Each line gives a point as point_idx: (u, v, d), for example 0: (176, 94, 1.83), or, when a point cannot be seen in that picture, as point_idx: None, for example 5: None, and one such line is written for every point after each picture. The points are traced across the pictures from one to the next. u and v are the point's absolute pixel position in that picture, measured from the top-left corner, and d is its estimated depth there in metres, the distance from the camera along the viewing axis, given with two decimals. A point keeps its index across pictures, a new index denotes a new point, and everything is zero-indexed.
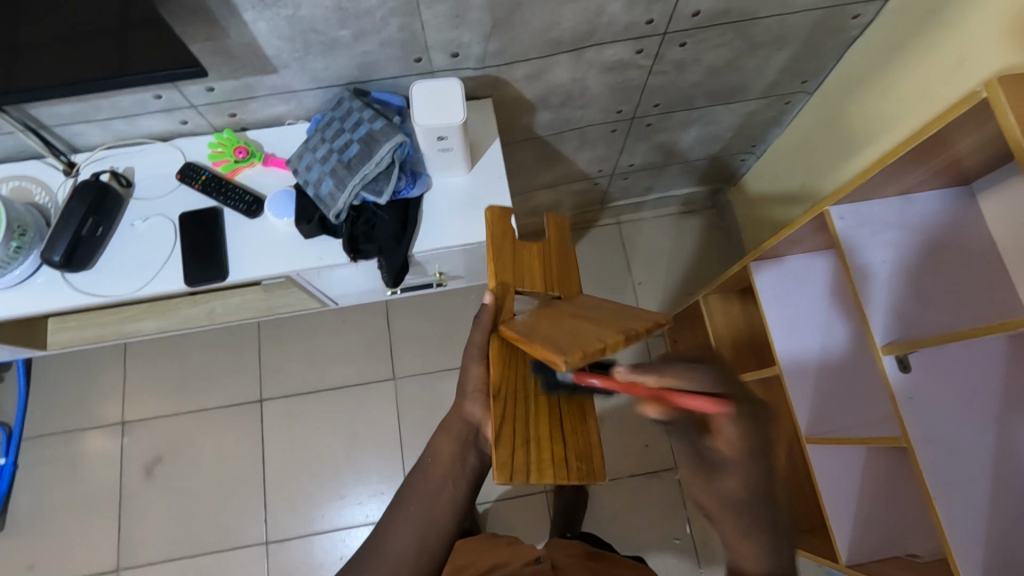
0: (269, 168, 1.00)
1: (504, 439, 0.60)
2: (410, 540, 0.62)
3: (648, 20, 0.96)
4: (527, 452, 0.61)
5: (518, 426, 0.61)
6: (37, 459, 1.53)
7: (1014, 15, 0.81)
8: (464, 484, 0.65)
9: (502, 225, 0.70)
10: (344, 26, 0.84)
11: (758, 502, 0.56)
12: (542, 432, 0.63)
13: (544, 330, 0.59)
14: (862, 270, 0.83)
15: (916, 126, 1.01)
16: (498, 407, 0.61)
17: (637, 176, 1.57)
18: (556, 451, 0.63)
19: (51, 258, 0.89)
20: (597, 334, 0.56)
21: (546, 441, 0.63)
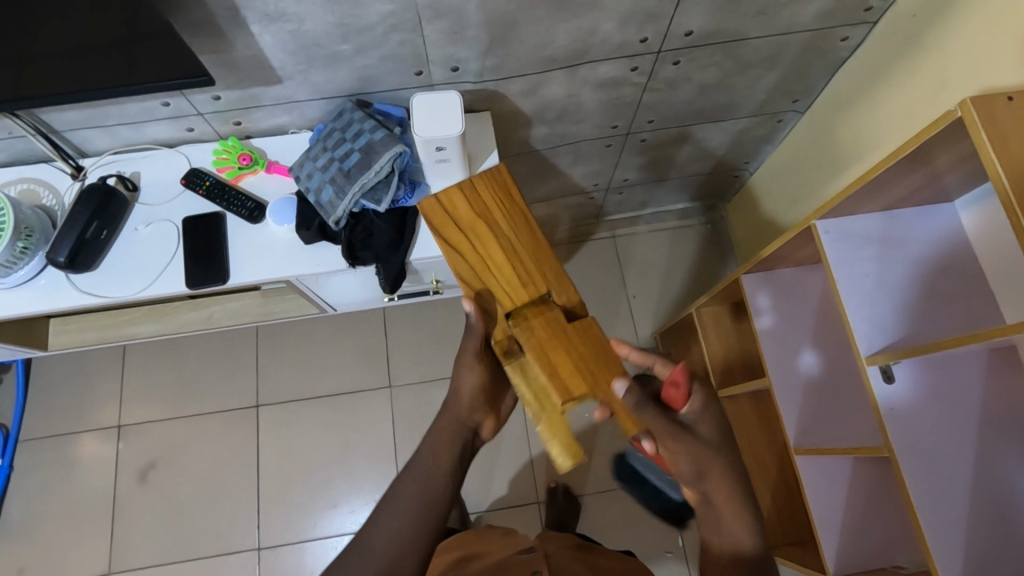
0: (271, 175, 1.03)
1: (453, 221, 0.71)
2: (396, 524, 0.67)
3: (641, 39, 0.99)
4: (447, 230, 0.71)
5: (456, 229, 0.71)
6: (32, 461, 1.53)
7: (989, 46, 0.85)
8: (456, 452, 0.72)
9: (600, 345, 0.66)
10: (347, 40, 0.87)
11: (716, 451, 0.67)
12: (470, 223, 0.71)
13: (476, 225, 0.71)
14: (846, 281, 0.82)
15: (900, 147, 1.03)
16: (480, 217, 0.71)
17: (632, 191, 1.60)
18: (463, 239, 0.70)
19: (57, 259, 0.91)
20: (472, 243, 0.70)
21: (460, 230, 0.71)
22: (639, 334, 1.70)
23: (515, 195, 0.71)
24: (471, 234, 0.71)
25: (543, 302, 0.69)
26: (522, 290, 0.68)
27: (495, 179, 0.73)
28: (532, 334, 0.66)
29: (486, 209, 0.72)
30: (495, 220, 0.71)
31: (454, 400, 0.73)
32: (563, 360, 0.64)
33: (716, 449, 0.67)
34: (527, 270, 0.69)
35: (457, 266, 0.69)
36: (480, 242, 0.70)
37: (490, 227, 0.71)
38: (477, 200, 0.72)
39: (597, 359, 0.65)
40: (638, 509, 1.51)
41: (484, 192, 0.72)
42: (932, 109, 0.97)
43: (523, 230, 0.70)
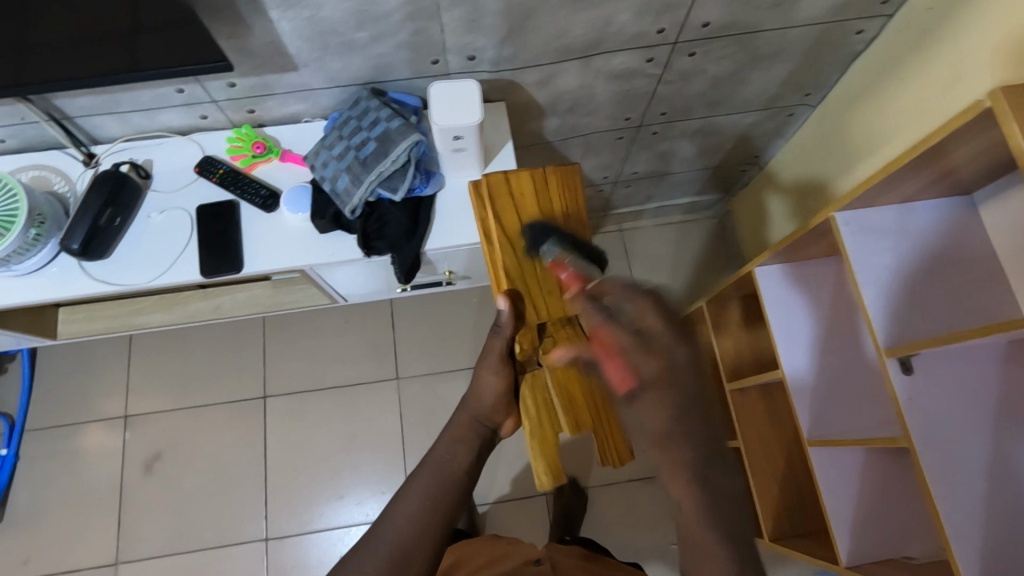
0: (285, 164, 1.02)
1: (511, 215, 0.76)
2: (409, 518, 0.67)
3: (658, 30, 0.99)
4: (505, 222, 0.76)
5: (512, 225, 0.76)
6: (37, 451, 1.52)
7: (998, 43, 0.86)
8: (470, 451, 0.73)
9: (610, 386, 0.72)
10: (364, 27, 0.86)
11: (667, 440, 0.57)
12: (530, 222, 0.76)
13: (531, 229, 0.76)
14: (865, 275, 0.82)
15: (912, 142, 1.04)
16: (538, 224, 0.76)
17: (641, 184, 1.59)
18: (516, 239, 0.75)
19: (70, 246, 0.90)
20: (521, 251, 0.75)
21: (515, 225, 0.76)
22: None
23: (577, 218, 0.77)
24: (522, 237, 0.75)
25: (570, 324, 0.74)
26: (557, 305, 0.73)
27: (564, 181, 0.78)
28: (557, 360, 0.71)
29: (550, 211, 0.77)
30: (552, 233, 0.76)
31: (473, 398, 0.75)
32: (575, 387, 0.70)
33: (664, 435, 0.57)
34: (567, 291, 0.74)
35: (507, 258, 0.74)
36: (530, 245, 0.75)
37: (541, 235, 0.76)
38: (545, 198, 0.77)
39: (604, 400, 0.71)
40: (644, 501, 1.52)
41: (551, 192, 0.78)
42: (946, 104, 0.96)
43: None
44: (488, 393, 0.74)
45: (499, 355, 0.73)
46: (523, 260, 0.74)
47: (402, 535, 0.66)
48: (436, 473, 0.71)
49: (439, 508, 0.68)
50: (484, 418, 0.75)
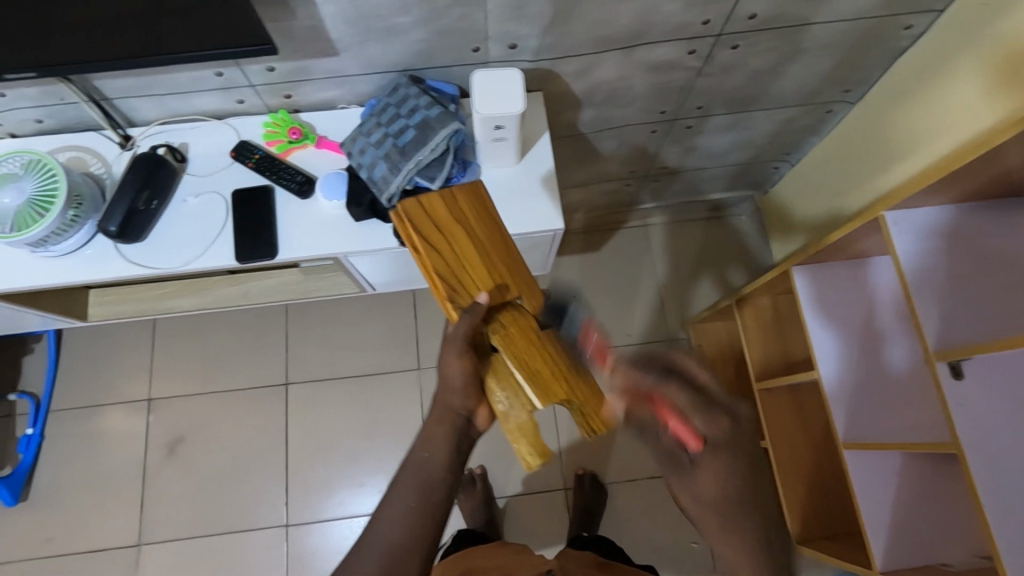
0: (320, 150, 1.01)
1: (433, 229, 0.73)
2: (397, 524, 0.63)
3: (703, 21, 0.97)
4: (430, 236, 0.73)
5: (440, 238, 0.73)
6: (62, 432, 1.53)
7: (993, 82, 0.94)
8: (450, 444, 0.67)
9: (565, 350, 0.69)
10: (408, 12, 0.84)
11: (727, 505, 0.61)
12: (455, 232, 0.73)
13: (458, 233, 0.74)
14: (916, 276, 0.79)
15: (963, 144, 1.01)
16: (463, 226, 0.74)
17: (669, 179, 1.57)
18: (448, 244, 0.73)
19: (107, 229, 0.90)
20: (456, 250, 0.73)
21: (440, 237, 0.73)
22: (669, 324, 1.69)
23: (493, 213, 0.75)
24: (457, 241, 0.73)
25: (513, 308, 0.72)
26: (495, 294, 0.72)
27: (475, 196, 0.76)
28: (510, 342, 0.68)
29: (466, 218, 0.75)
30: (474, 230, 0.74)
31: (444, 389, 0.68)
32: (535, 361, 0.67)
33: (716, 503, 0.61)
34: (499, 275, 0.73)
35: (439, 267, 0.71)
36: (459, 246, 0.73)
37: (470, 239, 0.74)
38: (458, 207, 0.75)
39: (566, 362, 0.67)
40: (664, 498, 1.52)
41: (463, 205, 0.75)
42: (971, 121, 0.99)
43: (499, 244, 0.74)
44: (457, 381, 0.67)
45: (464, 340, 0.68)
46: (456, 258, 0.72)
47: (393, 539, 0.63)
48: (415, 471, 0.66)
49: (425, 512, 0.64)
50: (459, 407, 0.67)
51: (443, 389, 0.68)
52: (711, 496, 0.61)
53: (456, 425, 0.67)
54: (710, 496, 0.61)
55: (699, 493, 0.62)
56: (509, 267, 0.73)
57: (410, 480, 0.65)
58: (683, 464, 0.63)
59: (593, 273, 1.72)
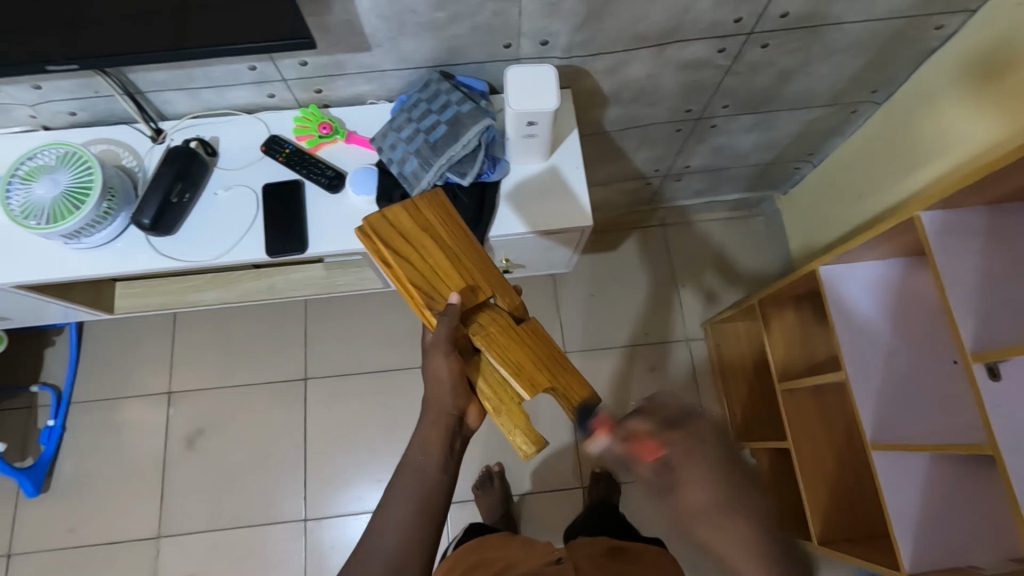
0: (350, 145, 1.01)
1: (398, 240, 0.72)
2: (396, 526, 0.65)
3: (735, 19, 0.96)
4: (397, 246, 0.72)
5: (408, 247, 0.71)
6: (84, 424, 1.54)
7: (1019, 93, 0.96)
8: (446, 446, 0.69)
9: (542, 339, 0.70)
10: (444, 7, 0.85)
11: (722, 516, 0.54)
12: (419, 237, 0.73)
13: (424, 240, 0.73)
14: (950, 276, 0.79)
15: (997, 145, 1.00)
16: (428, 232, 0.73)
17: (690, 178, 1.57)
18: (417, 251, 0.72)
19: (142, 221, 0.91)
20: (427, 259, 0.72)
21: (407, 246, 0.71)
22: (687, 323, 1.69)
23: (460, 216, 0.73)
24: (429, 247, 0.72)
25: (489, 308, 0.72)
26: (470, 295, 0.72)
27: (434, 200, 0.76)
28: (494, 342, 0.69)
29: (428, 224, 0.74)
30: (439, 234, 0.74)
31: (434, 391, 0.69)
32: (519, 356, 0.68)
33: (725, 514, 0.54)
34: (472, 274, 0.72)
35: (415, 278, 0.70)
36: (427, 252, 0.72)
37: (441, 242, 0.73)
38: (420, 214, 0.74)
39: (550, 357, 0.69)
40: None
41: (426, 212, 0.75)
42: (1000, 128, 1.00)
43: (466, 244, 0.73)
44: (447, 390, 0.69)
45: (448, 340, 0.68)
46: (424, 265, 0.72)
47: (392, 548, 0.64)
48: (413, 474, 0.68)
49: (424, 514, 0.66)
50: (449, 409, 0.69)
51: (434, 397, 0.69)
52: (713, 504, 0.55)
53: (450, 428, 0.70)
54: (713, 502, 0.55)
55: (693, 505, 0.55)
56: (477, 266, 0.72)
57: (409, 486, 0.67)
58: (664, 477, 0.57)
59: (612, 272, 1.72)
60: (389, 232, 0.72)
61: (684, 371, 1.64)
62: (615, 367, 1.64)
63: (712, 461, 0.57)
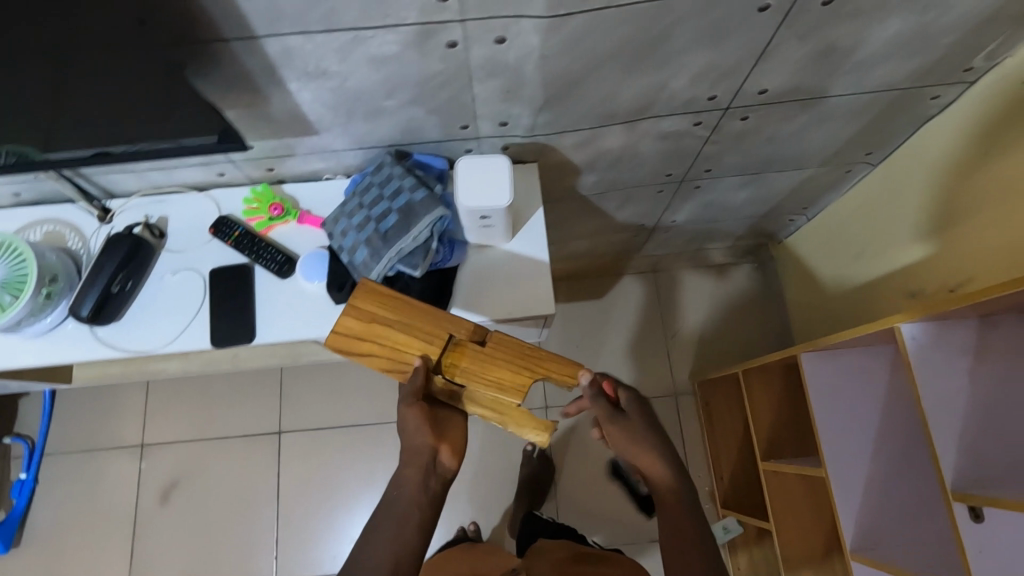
0: (303, 226, 0.96)
1: (354, 335, 0.75)
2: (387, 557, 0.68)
3: (711, 96, 0.89)
4: (358, 347, 0.74)
5: (363, 341, 0.74)
6: (57, 476, 1.52)
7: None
8: (424, 472, 0.72)
9: (513, 342, 0.75)
10: (391, 96, 0.79)
11: (643, 441, 0.74)
12: (371, 328, 0.74)
13: (375, 324, 0.75)
14: (934, 401, 0.72)
15: (1014, 222, 0.91)
16: (374, 315, 0.75)
17: (678, 230, 1.50)
18: (375, 341, 0.74)
19: (80, 313, 0.87)
20: (385, 334, 0.75)
21: (363, 339, 0.74)
22: (676, 377, 1.62)
23: (392, 289, 0.75)
24: (384, 328, 0.75)
25: (455, 345, 0.76)
26: (431, 345, 0.75)
27: (367, 288, 0.76)
28: (470, 370, 0.75)
29: (376, 313, 0.75)
30: (384, 317, 0.75)
31: (408, 438, 0.73)
32: (498, 370, 0.75)
33: (649, 433, 0.75)
34: (427, 329, 0.75)
35: (383, 362, 0.74)
36: (382, 336, 0.74)
37: (393, 324, 0.75)
38: (359, 308, 0.75)
39: (525, 358, 0.75)
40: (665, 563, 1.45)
41: (364, 302, 0.75)
42: (1013, 205, 0.91)
43: (411, 307, 0.75)
44: (420, 423, 0.73)
45: (416, 388, 0.73)
46: (384, 343, 0.75)
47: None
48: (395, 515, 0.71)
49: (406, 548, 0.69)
50: (421, 443, 0.73)
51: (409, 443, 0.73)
52: (648, 423, 0.76)
53: (428, 460, 0.72)
54: (641, 424, 0.75)
55: (635, 430, 0.75)
56: (430, 318, 0.75)
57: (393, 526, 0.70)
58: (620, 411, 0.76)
59: (599, 322, 1.66)
60: (346, 329, 0.74)
61: (671, 428, 1.57)
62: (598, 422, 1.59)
63: (642, 418, 0.76)
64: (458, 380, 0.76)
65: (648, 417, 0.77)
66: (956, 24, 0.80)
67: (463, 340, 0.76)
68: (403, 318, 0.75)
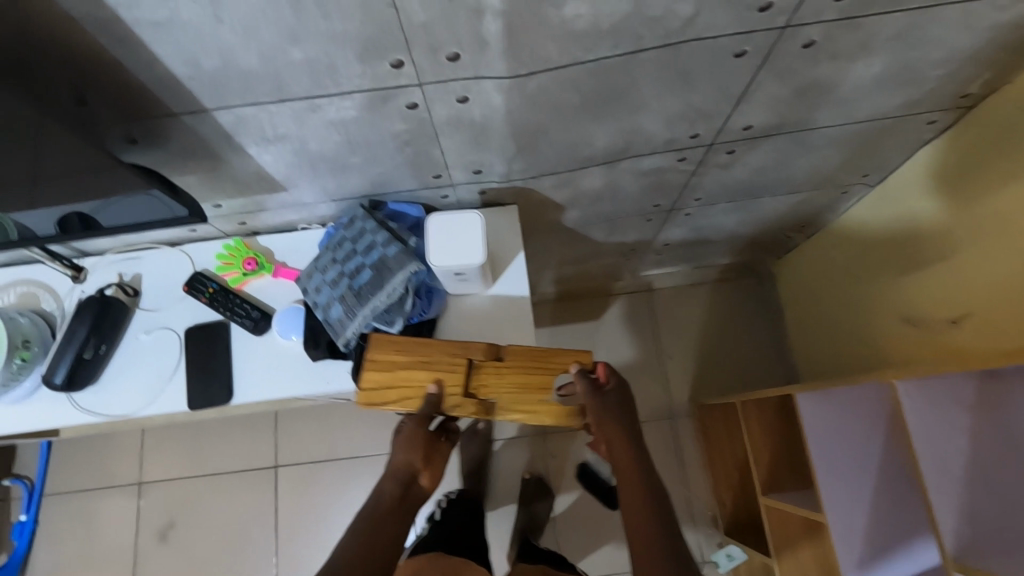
0: (278, 279, 0.94)
1: (383, 380, 0.79)
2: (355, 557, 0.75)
3: (692, 134, 0.85)
4: (388, 390, 0.80)
5: (392, 384, 0.79)
6: (56, 516, 1.52)
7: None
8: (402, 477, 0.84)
9: (527, 352, 0.79)
10: (355, 154, 0.76)
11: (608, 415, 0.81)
12: (395, 374, 0.79)
13: (398, 366, 0.78)
14: (928, 464, 0.68)
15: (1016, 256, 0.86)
16: (394, 360, 0.78)
17: (672, 251, 1.47)
18: (404, 381, 0.79)
19: (52, 381, 0.86)
20: (411, 372, 0.79)
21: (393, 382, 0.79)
22: (675, 399, 1.59)
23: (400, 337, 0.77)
24: (411, 369, 0.78)
25: (476, 368, 0.79)
26: (455, 373, 0.79)
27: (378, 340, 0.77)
28: (498, 385, 0.80)
29: (396, 360, 0.78)
30: (403, 361, 0.78)
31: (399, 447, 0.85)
32: (520, 378, 0.80)
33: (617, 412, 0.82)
34: (446, 362, 0.78)
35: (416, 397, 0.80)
36: (410, 376, 0.79)
37: (415, 364, 0.78)
38: (378, 359, 0.78)
39: (541, 361, 0.79)
40: None
41: (381, 354, 0.78)
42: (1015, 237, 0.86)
43: (422, 347, 0.77)
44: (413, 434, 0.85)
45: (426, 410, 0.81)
46: (412, 381, 0.79)
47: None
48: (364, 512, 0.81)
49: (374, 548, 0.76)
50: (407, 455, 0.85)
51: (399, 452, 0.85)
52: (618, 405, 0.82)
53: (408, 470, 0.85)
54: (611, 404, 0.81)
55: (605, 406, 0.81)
56: (447, 351, 0.78)
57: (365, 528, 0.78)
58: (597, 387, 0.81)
59: (595, 345, 1.62)
60: (375, 376, 0.78)
61: (672, 452, 1.54)
62: None
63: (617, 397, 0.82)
64: (487, 397, 0.81)
65: (620, 399, 0.82)
66: (948, 56, 0.75)
67: (479, 362, 0.78)
68: (420, 356, 0.78)
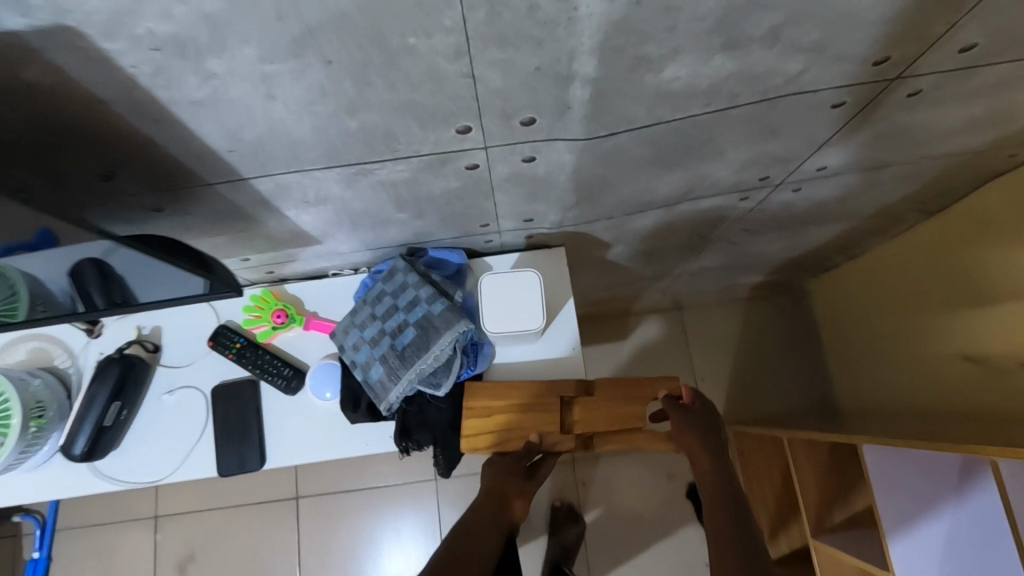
0: (310, 331, 0.88)
1: (480, 426, 0.79)
2: None
3: (762, 177, 0.79)
4: (487, 436, 0.79)
5: (489, 430, 0.79)
6: (69, 553, 1.47)
7: None
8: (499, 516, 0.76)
9: (619, 385, 0.80)
10: (401, 210, 0.69)
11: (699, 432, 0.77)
12: (491, 417, 0.79)
13: (494, 411, 0.79)
14: None
15: None
16: (491, 406, 0.79)
17: (707, 274, 1.41)
18: (500, 425, 0.79)
19: (71, 451, 0.80)
20: (506, 416, 0.79)
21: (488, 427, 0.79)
22: None
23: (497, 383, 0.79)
24: (505, 412, 0.79)
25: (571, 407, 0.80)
26: (550, 414, 0.79)
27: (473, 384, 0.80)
28: (593, 423, 0.80)
29: (491, 404, 0.79)
30: (499, 406, 0.79)
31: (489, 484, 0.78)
32: (612, 413, 0.80)
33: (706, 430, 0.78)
34: (541, 403, 0.79)
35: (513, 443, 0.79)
36: (505, 421, 0.79)
37: (510, 407, 0.79)
38: (475, 405, 0.79)
39: (631, 392, 0.80)
40: None
41: (479, 399, 0.79)
42: None
43: (517, 389, 0.79)
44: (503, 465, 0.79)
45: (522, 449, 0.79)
46: (507, 424, 0.79)
47: None
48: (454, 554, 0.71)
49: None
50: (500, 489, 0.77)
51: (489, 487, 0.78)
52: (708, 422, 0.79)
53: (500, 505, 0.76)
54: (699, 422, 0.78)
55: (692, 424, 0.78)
56: (540, 391, 0.79)
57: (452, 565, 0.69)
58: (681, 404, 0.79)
59: (624, 367, 1.57)
60: (473, 422, 0.79)
61: None
62: (627, 472, 1.52)
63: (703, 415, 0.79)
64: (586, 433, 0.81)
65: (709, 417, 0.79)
66: None
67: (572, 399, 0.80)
68: (515, 399, 0.79)
